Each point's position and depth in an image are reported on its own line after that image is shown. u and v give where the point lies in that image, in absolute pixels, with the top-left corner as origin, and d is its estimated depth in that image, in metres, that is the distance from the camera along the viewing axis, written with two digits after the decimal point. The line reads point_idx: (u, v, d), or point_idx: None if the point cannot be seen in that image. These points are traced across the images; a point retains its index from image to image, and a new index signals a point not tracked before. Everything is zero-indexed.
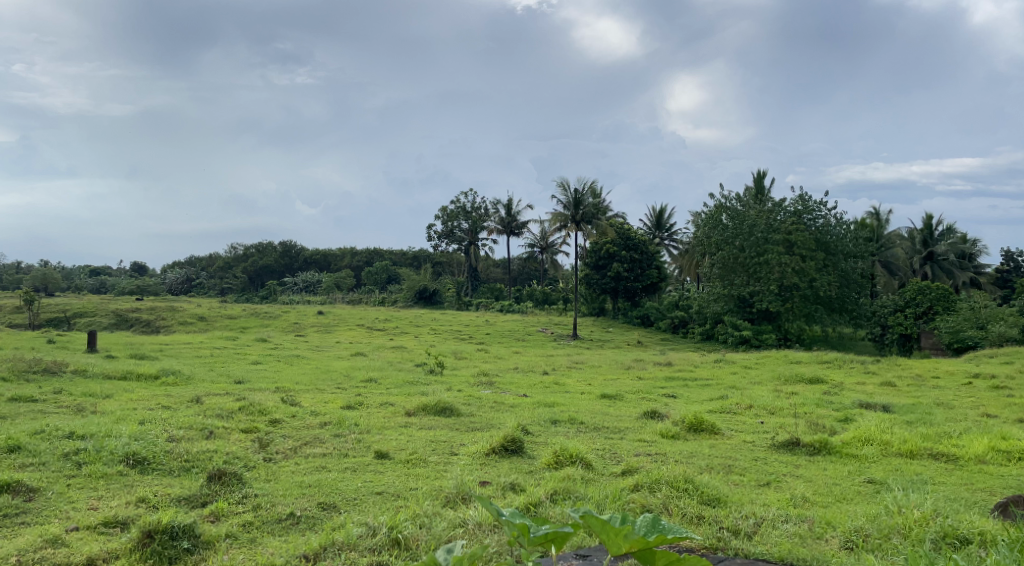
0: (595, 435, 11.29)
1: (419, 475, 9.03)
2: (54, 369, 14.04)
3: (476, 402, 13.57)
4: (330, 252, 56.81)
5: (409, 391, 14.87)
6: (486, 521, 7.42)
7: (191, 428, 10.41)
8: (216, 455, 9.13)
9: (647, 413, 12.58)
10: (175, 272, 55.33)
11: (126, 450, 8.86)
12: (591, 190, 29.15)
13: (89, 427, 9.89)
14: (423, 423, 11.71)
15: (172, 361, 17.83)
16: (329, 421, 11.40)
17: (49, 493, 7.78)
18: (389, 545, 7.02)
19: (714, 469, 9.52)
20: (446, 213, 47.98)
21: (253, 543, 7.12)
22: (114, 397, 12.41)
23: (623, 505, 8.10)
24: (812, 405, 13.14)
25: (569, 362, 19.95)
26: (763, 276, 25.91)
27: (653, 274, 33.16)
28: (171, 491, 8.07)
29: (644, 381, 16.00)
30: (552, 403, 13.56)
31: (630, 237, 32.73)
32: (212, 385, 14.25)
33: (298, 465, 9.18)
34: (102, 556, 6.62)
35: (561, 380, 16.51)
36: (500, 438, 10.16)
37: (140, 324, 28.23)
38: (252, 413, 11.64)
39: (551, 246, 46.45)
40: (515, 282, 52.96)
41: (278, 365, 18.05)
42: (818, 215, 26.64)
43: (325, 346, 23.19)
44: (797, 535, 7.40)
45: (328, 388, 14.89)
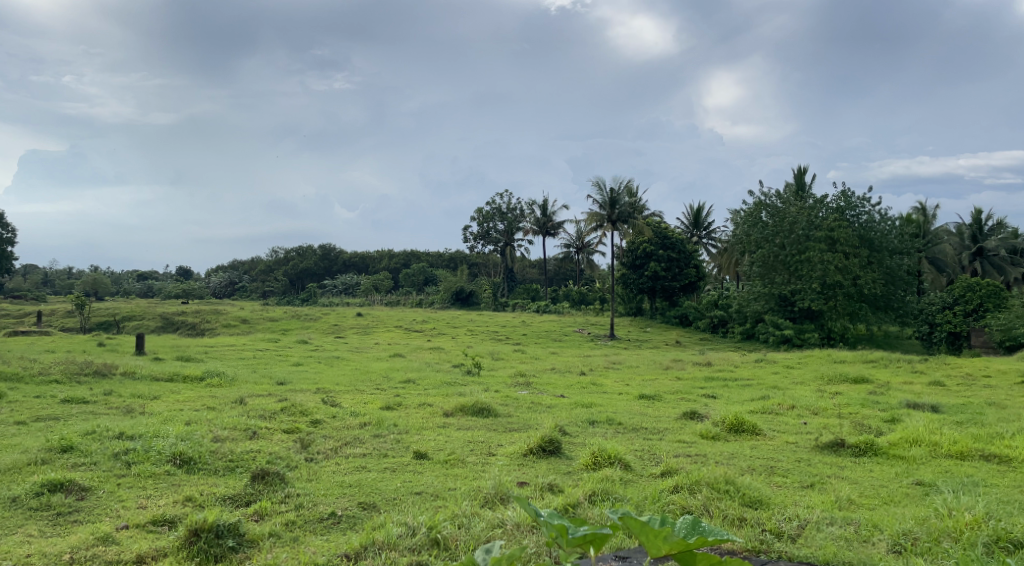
0: (633, 435, 11.23)
1: (458, 475, 9.07)
2: (104, 371, 14.39)
3: (513, 403, 13.60)
4: (368, 254, 57.37)
5: (447, 392, 14.94)
6: (525, 522, 7.43)
7: (235, 428, 10.60)
8: (260, 455, 9.26)
9: (686, 414, 12.46)
10: (219, 275, 56.56)
11: (173, 450, 9.02)
12: (627, 190, 28.94)
13: (138, 427, 10.12)
14: (461, 423, 11.75)
15: (216, 362, 18.17)
16: (368, 421, 11.52)
17: (100, 492, 7.96)
18: (428, 545, 7.07)
19: (755, 470, 9.41)
20: (481, 214, 48.08)
21: (296, 543, 7.20)
22: (161, 398, 12.69)
23: (663, 507, 8.04)
24: (858, 405, 12.91)
25: (607, 362, 19.87)
26: (805, 275, 25.54)
27: (691, 273, 32.79)
28: (216, 490, 8.20)
29: (683, 381, 15.88)
30: (590, 404, 13.50)
31: (666, 236, 32.47)
32: (255, 386, 14.49)
33: (339, 465, 9.27)
34: (151, 555, 6.77)
35: (599, 381, 16.48)
36: (538, 439, 10.15)
37: (185, 327, 28.80)
38: (294, 414, 11.81)
39: (587, 245, 46.31)
40: (551, 282, 52.87)
41: (319, 367, 18.27)
42: (862, 211, 26.13)
43: (364, 347, 23.46)
44: (843, 538, 7.27)
45: (368, 389, 15.03)
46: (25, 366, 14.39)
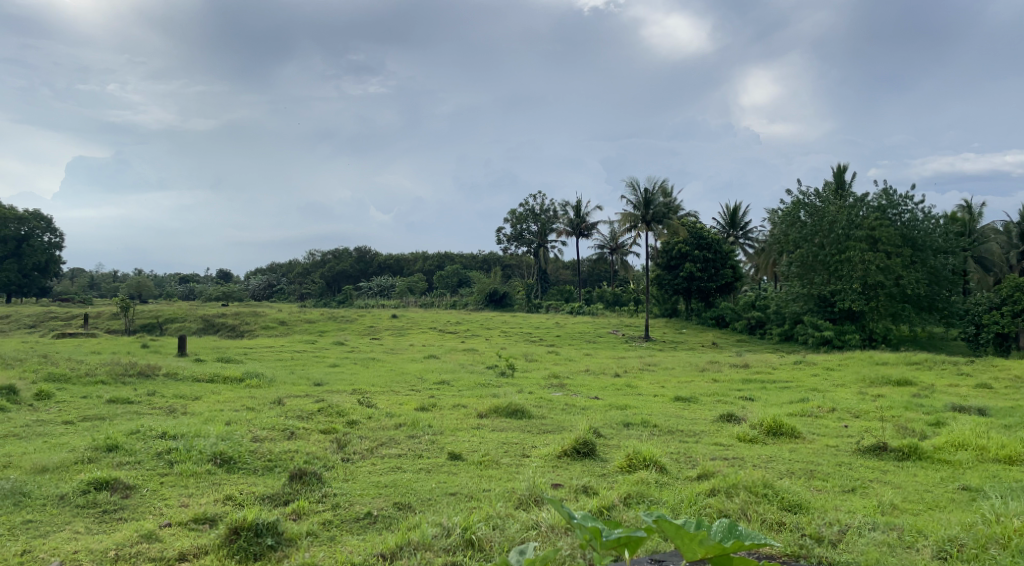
0: (669, 438, 11.13)
1: (492, 476, 9.08)
2: (148, 371, 14.67)
3: (548, 404, 13.58)
4: (402, 256, 57.73)
5: (481, 394, 14.96)
6: (559, 524, 7.41)
7: (274, 429, 10.73)
8: (297, 455, 9.36)
9: (723, 417, 12.31)
10: (258, 278, 57.51)
11: (214, 449, 9.16)
12: (661, 190, 28.73)
13: (179, 427, 10.30)
14: (496, 425, 11.76)
15: (256, 364, 18.44)
16: (403, 422, 11.57)
17: (144, 490, 8.11)
18: (463, 546, 7.09)
19: (795, 474, 9.27)
20: (515, 215, 48.11)
21: (333, 542, 7.26)
22: (202, 399, 12.88)
23: (700, 510, 7.96)
24: (901, 409, 12.65)
25: (642, 364, 19.76)
26: (845, 275, 25.18)
27: (728, 274, 32.38)
28: (256, 489, 8.32)
29: (719, 384, 15.71)
30: (624, 406, 13.40)
31: (702, 236, 32.16)
32: (293, 387, 14.66)
33: (375, 466, 9.33)
34: (192, 552, 6.88)
35: (634, 382, 16.38)
36: (572, 441, 10.10)
37: (226, 329, 29.29)
38: (330, 414, 11.91)
39: (621, 247, 46.12)
40: (585, 283, 52.72)
41: (355, 367, 18.47)
42: (904, 210, 25.66)
43: (400, 348, 23.62)
44: (886, 544, 7.14)
45: (402, 390, 15.14)
46: (73, 367, 14.74)
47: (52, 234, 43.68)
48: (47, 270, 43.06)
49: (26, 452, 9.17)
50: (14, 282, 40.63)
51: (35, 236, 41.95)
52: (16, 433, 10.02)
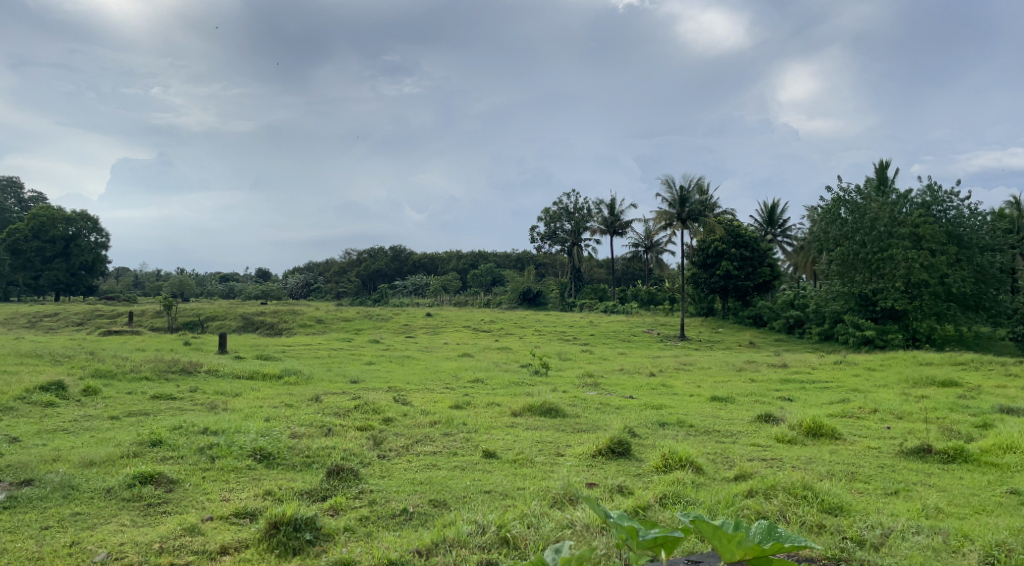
0: (706, 439, 11.02)
1: (526, 475, 9.07)
2: (189, 369, 14.91)
3: (582, 403, 13.51)
4: (437, 256, 58.01)
5: (515, 392, 14.96)
6: (594, 523, 7.38)
7: (311, 425, 10.84)
8: (335, 451, 9.46)
9: (761, 417, 12.15)
10: (295, 277, 58.13)
11: (253, 445, 9.30)
12: (697, 187, 28.45)
13: (220, 423, 10.47)
14: (530, 423, 11.75)
15: (293, 361, 18.65)
16: (438, 420, 11.60)
17: (187, 484, 8.25)
18: (497, 544, 7.11)
19: (836, 476, 9.13)
20: (548, 214, 48.09)
21: (370, 537, 7.32)
22: (242, 395, 13.06)
23: (737, 512, 7.86)
24: (946, 410, 12.37)
25: (678, 363, 19.59)
26: (887, 273, 24.72)
27: (766, 272, 31.94)
28: (294, 485, 8.41)
29: (757, 384, 15.51)
30: (660, 406, 13.29)
31: (739, 234, 31.80)
32: (330, 384, 14.80)
33: (410, 463, 9.39)
34: (234, 546, 6.99)
35: (670, 382, 16.25)
36: (607, 440, 10.05)
37: (264, 327, 29.65)
38: (367, 412, 12.01)
39: (656, 245, 45.74)
40: (619, 282, 52.49)
41: (390, 366, 18.59)
42: (949, 206, 25.14)
43: (435, 346, 23.69)
44: (931, 548, 7.02)
45: (437, 388, 15.19)
46: (118, 363, 15.05)
47: (97, 234, 44.63)
48: (93, 270, 43.93)
49: (74, 446, 9.39)
50: (62, 281, 41.59)
51: (82, 236, 42.91)
52: (65, 427, 10.26)
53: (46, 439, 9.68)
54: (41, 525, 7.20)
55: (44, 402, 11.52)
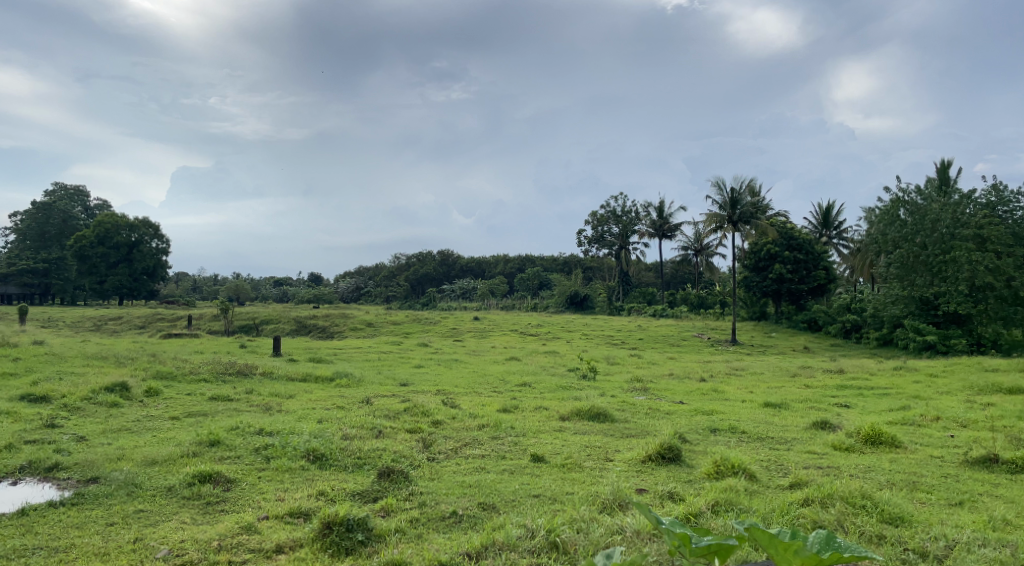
0: (759, 445, 10.82)
1: (575, 480, 9.02)
2: (246, 371, 15.21)
3: (631, 408, 13.38)
4: (484, 260, 58.39)
5: (564, 396, 14.89)
6: (645, 530, 7.30)
7: (362, 427, 10.96)
8: (385, 453, 9.53)
9: (816, 424, 11.89)
10: (346, 281, 58.86)
11: (307, 446, 9.44)
12: (749, 188, 27.98)
13: (275, 424, 10.67)
14: (578, 428, 11.68)
15: (345, 364, 18.87)
16: (486, 423, 11.62)
17: (244, 484, 8.40)
18: (547, 548, 7.08)
19: (895, 485, 8.87)
20: (596, 217, 47.87)
21: (420, 539, 7.35)
22: (295, 397, 13.27)
23: (793, 521, 7.68)
24: (1014, 419, 11.92)
25: (729, 368, 19.30)
26: (950, 276, 23.97)
27: (821, 275, 31.24)
28: (346, 486, 8.51)
29: (813, 390, 15.17)
30: (711, 412, 13.10)
31: (792, 236, 31.19)
32: (380, 387, 14.95)
33: (459, 465, 9.42)
34: (288, 544, 7.10)
35: (721, 387, 16.01)
36: (657, 446, 9.94)
37: (317, 330, 30.10)
38: (415, 414, 12.09)
39: (706, 248, 45.15)
40: (669, 286, 51.93)
41: (439, 369, 18.67)
42: (1015, 207, 24.34)
43: (483, 350, 23.73)
44: (999, 561, 6.78)
45: (485, 391, 15.21)
46: (178, 365, 15.44)
47: (159, 240, 45.91)
48: (154, 275, 45.15)
49: (137, 445, 9.65)
50: (126, 286, 42.86)
51: (145, 242, 44.07)
52: (129, 427, 10.56)
53: (111, 438, 9.98)
54: (106, 522, 7.41)
55: (109, 402, 11.87)
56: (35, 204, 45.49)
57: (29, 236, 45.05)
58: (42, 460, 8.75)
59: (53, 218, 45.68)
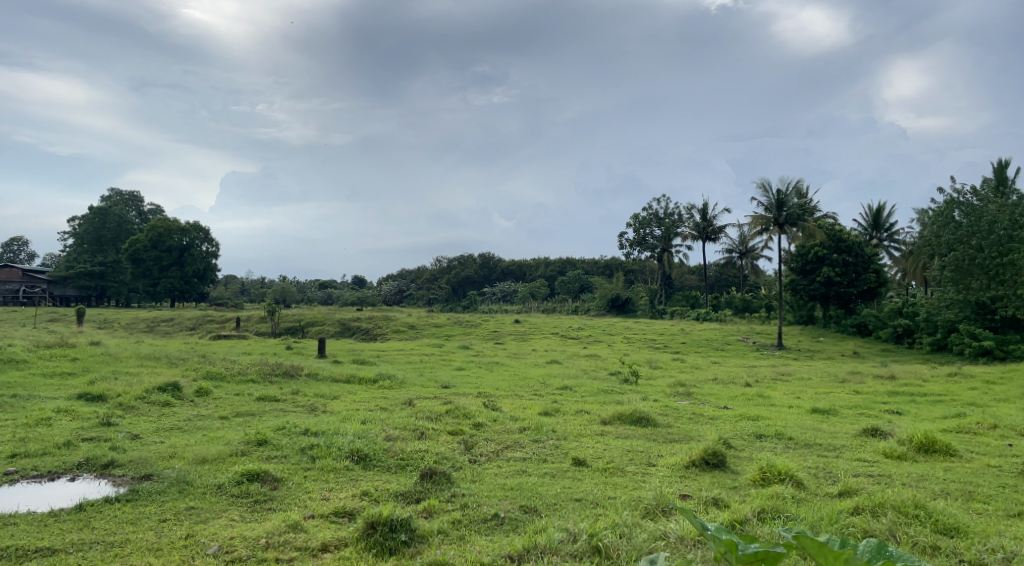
0: (806, 452, 10.61)
1: (618, 484, 8.95)
2: (292, 371, 15.42)
3: (674, 413, 13.23)
4: (526, 263, 58.51)
5: (605, 400, 14.78)
6: (689, 536, 7.21)
7: (405, 429, 11.02)
8: (427, 455, 9.57)
9: (867, 431, 11.62)
10: (389, 284, 59.44)
11: (351, 446, 9.53)
12: (796, 190, 27.52)
13: (320, 424, 10.80)
14: (620, 432, 11.59)
15: (388, 366, 19.05)
16: (528, 426, 11.60)
17: (290, 483, 8.51)
18: (590, 553, 7.03)
19: (950, 495, 8.62)
20: (638, 220, 47.61)
21: (463, 541, 7.36)
22: (340, 398, 13.42)
23: (843, 530, 7.49)
24: None
25: (776, 373, 18.95)
26: (1007, 280, 23.29)
27: (871, 279, 30.55)
28: (389, 486, 8.57)
29: (862, 396, 14.82)
30: (756, 417, 12.90)
31: (841, 238, 30.57)
32: (422, 389, 15.04)
33: (501, 468, 9.41)
34: (333, 543, 7.18)
35: (766, 392, 15.74)
36: (700, 451, 9.80)
37: (360, 333, 30.42)
38: (458, 416, 12.13)
39: (751, 250, 44.53)
40: (712, 289, 51.36)
41: (479, 371, 18.71)
42: None
43: (524, 353, 23.73)
44: None
45: (526, 394, 15.18)
46: (227, 366, 15.75)
47: (208, 244, 46.92)
48: (205, 278, 46.13)
49: (188, 443, 9.85)
50: (177, 288, 43.84)
51: (195, 246, 45.15)
52: (180, 426, 10.78)
53: (163, 437, 10.20)
54: (159, 518, 7.56)
55: (162, 401, 12.14)
56: (92, 209, 46.74)
57: (86, 239, 46.43)
58: (98, 456, 8.98)
59: (109, 223, 46.81)
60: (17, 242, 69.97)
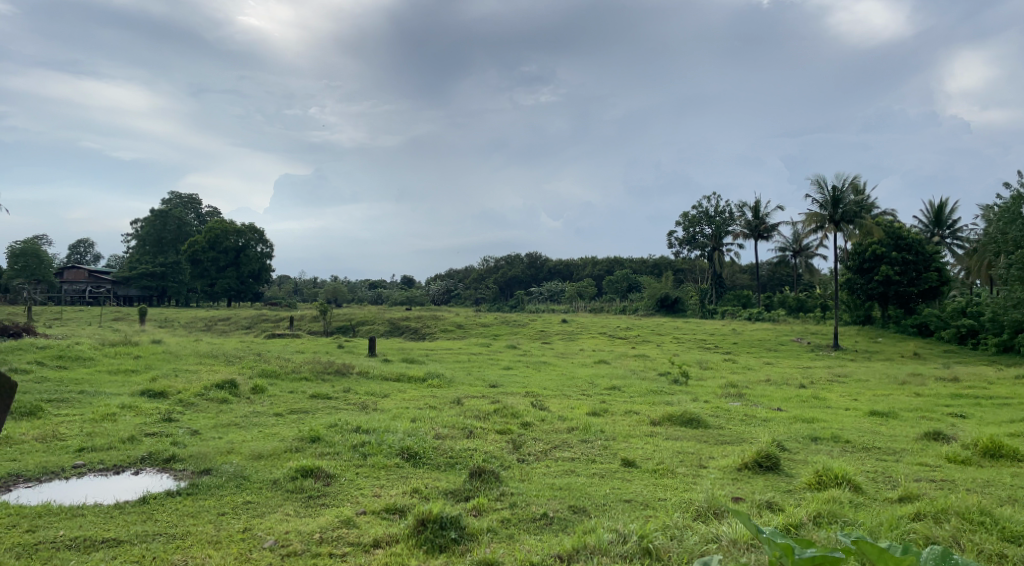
0: (865, 456, 10.33)
1: (668, 486, 8.84)
2: (343, 370, 15.63)
3: (725, 414, 13.03)
4: (573, 263, 58.41)
5: (654, 400, 14.65)
6: (743, 539, 7.06)
7: (454, 427, 11.06)
8: (476, 453, 9.58)
9: (928, 434, 11.26)
10: (437, 283, 59.90)
11: (401, 444, 9.60)
12: (853, 186, 26.87)
13: (371, 422, 10.89)
14: (670, 433, 11.46)
15: (437, 365, 19.17)
16: (576, 426, 11.54)
17: (343, 479, 8.60)
18: (640, 554, 6.96)
19: (1017, 501, 8.31)
20: (688, 218, 47.08)
21: (512, 539, 7.35)
22: (390, 396, 13.54)
23: (903, 536, 7.26)
24: None
25: (831, 374, 18.51)
26: None
27: (933, 277, 29.64)
28: (439, 484, 8.60)
29: (923, 399, 14.40)
30: (811, 419, 12.61)
31: (901, 236, 29.75)
32: (470, 388, 15.09)
33: (549, 468, 9.37)
34: (385, 539, 7.22)
35: (821, 394, 15.39)
36: (754, 454, 9.63)
37: (410, 332, 30.65)
38: (505, 415, 12.13)
39: (805, 249, 43.65)
40: (765, 288, 50.56)
41: (527, 371, 18.69)
42: None
43: (573, 353, 23.61)
44: None
45: (574, 394, 15.10)
46: (282, 364, 16.01)
47: (264, 245, 47.86)
48: (260, 278, 47.00)
49: (244, 439, 10.03)
50: (234, 288, 44.74)
51: (251, 246, 46.00)
52: (237, 422, 10.99)
53: (222, 432, 10.42)
54: (218, 512, 7.71)
55: (220, 398, 12.40)
56: (153, 212, 48.07)
57: (148, 242, 47.80)
58: (160, 451, 9.22)
59: (170, 225, 48.06)
60: (83, 245, 72.40)
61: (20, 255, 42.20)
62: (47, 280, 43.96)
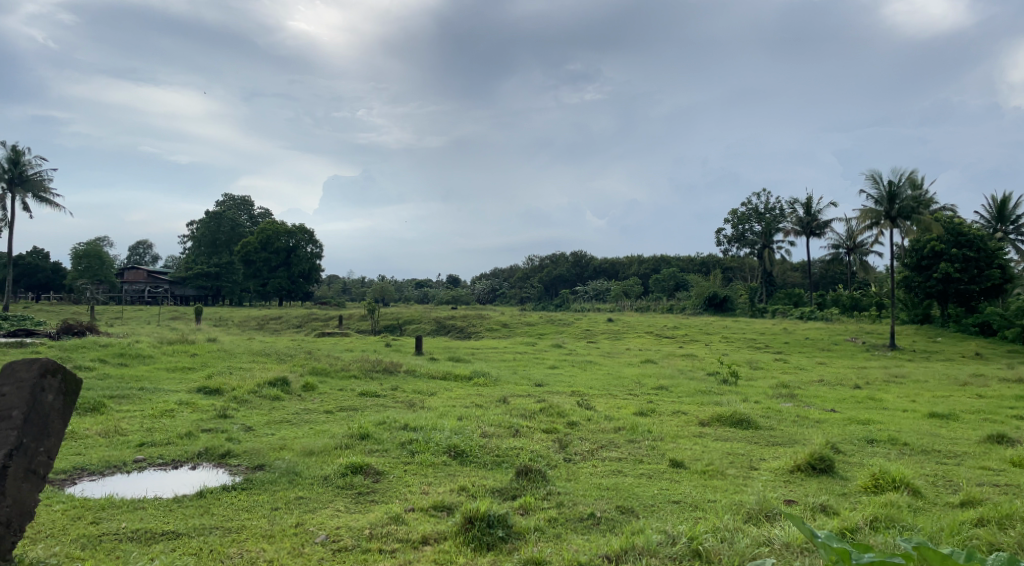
0: (923, 459, 10.01)
1: (717, 487, 8.70)
2: (391, 368, 15.74)
3: (776, 415, 12.79)
4: (619, 261, 58.05)
5: (703, 401, 14.44)
6: (796, 543, 6.91)
7: (500, 426, 11.05)
8: (522, 452, 9.55)
9: (991, 437, 10.89)
10: (483, 283, 60.12)
11: (449, 442, 9.62)
12: (910, 181, 26.15)
13: (418, 419, 10.94)
14: (720, 434, 11.28)
15: (483, 364, 19.21)
16: (623, 426, 11.43)
17: (391, 476, 8.67)
18: (689, 556, 6.86)
19: None
20: (737, 216, 46.37)
21: (559, 539, 7.30)
22: (437, 394, 13.60)
23: (964, 541, 7.02)
24: None
25: (887, 375, 18.04)
26: None
27: (995, 274, 28.69)
28: (487, 482, 8.61)
29: (985, 400, 13.91)
30: (867, 421, 12.29)
31: (961, 232, 28.85)
32: (516, 386, 15.09)
33: (596, 468, 9.29)
34: (433, 537, 7.24)
35: (876, 395, 15.00)
36: (806, 455, 9.40)
37: (456, 331, 30.79)
38: (552, 414, 12.06)
39: (860, 246, 42.65)
40: (817, 287, 49.60)
41: (574, 370, 18.61)
42: None
43: (618, 352, 23.43)
44: None
45: (621, 394, 15.00)
46: (331, 362, 16.21)
47: (313, 246, 48.60)
48: (310, 278, 47.75)
49: (296, 436, 10.19)
50: (284, 288, 45.50)
51: (302, 247, 46.73)
52: (289, 419, 11.15)
53: (273, 429, 10.57)
54: (271, 506, 7.83)
55: (272, 395, 12.60)
56: (208, 213, 49.15)
57: (203, 243, 48.96)
58: (216, 447, 9.39)
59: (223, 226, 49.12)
60: (143, 246, 74.41)
61: (83, 256, 43.54)
62: (108, 281, 45.31)
